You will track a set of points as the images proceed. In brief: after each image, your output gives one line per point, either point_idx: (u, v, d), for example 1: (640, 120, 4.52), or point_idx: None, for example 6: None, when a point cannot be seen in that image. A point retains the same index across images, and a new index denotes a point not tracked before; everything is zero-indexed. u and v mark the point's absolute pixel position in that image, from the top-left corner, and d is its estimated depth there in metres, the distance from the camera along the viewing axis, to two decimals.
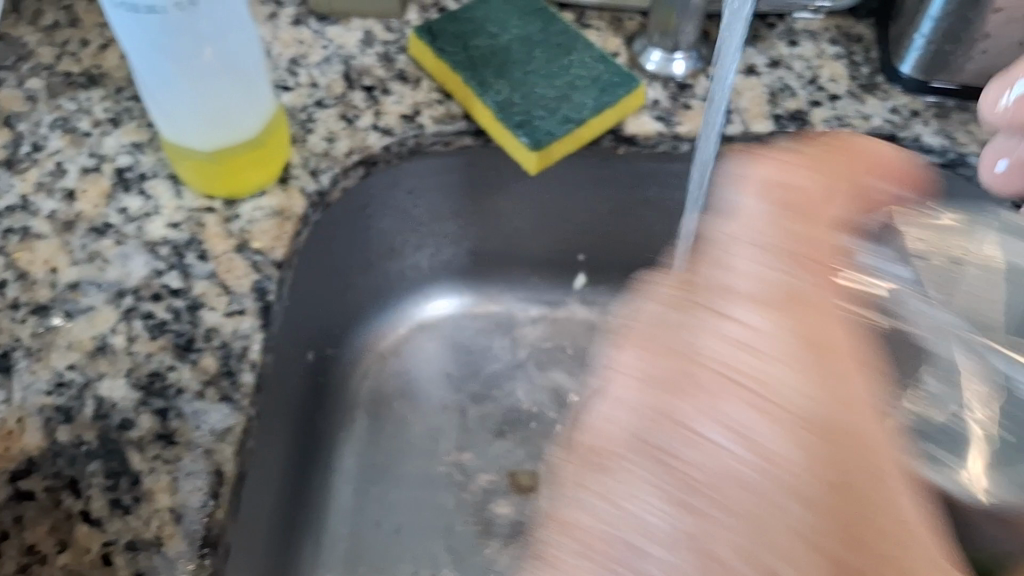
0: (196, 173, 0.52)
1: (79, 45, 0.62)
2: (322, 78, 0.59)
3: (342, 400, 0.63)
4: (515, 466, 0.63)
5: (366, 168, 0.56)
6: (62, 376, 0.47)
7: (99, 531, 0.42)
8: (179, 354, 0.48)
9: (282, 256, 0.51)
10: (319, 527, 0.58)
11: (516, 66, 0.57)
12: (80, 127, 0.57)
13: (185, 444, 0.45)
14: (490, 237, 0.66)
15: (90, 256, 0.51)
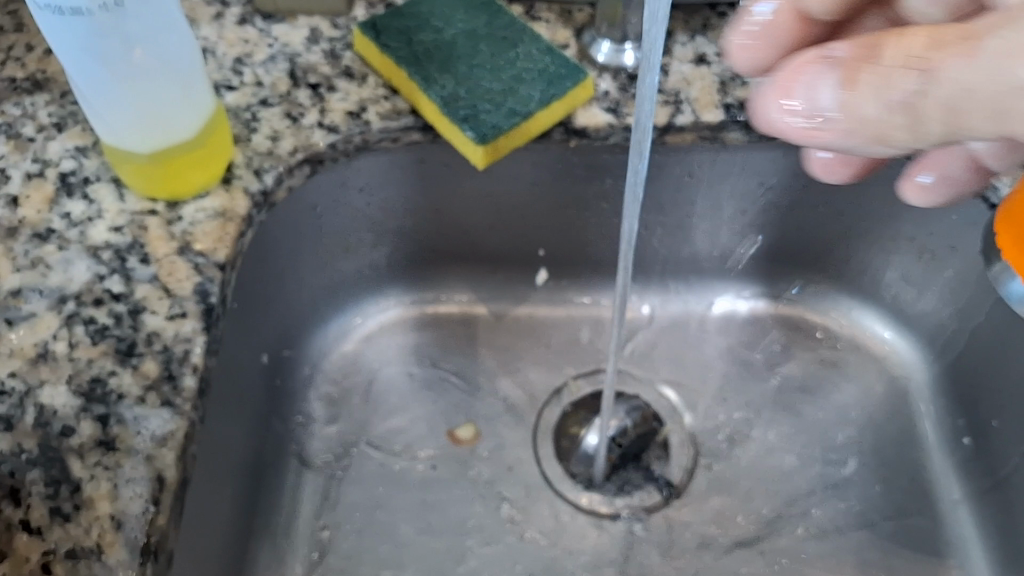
0: (137, 176, 0.52)
1: (24, 49, 0.61)
2: (267, 77, 0.58)
3: (301, 402, 0.63)
4: (465, 430, 0.64)
5: (313, 167, 0.56)
6: (3, 385, 0.46)
7: (40, 540, 0.42)
8: (120, 360, 0.47)
9: (225, 258, 0.51)
10: (277, 531, 0.58)
11: (461, 61, 0.57)
12: (24, 132, 0.57)
13: (125, 450, 0.45)
14: (446, 234, 0.66)
15: (32, 262, 0.51)
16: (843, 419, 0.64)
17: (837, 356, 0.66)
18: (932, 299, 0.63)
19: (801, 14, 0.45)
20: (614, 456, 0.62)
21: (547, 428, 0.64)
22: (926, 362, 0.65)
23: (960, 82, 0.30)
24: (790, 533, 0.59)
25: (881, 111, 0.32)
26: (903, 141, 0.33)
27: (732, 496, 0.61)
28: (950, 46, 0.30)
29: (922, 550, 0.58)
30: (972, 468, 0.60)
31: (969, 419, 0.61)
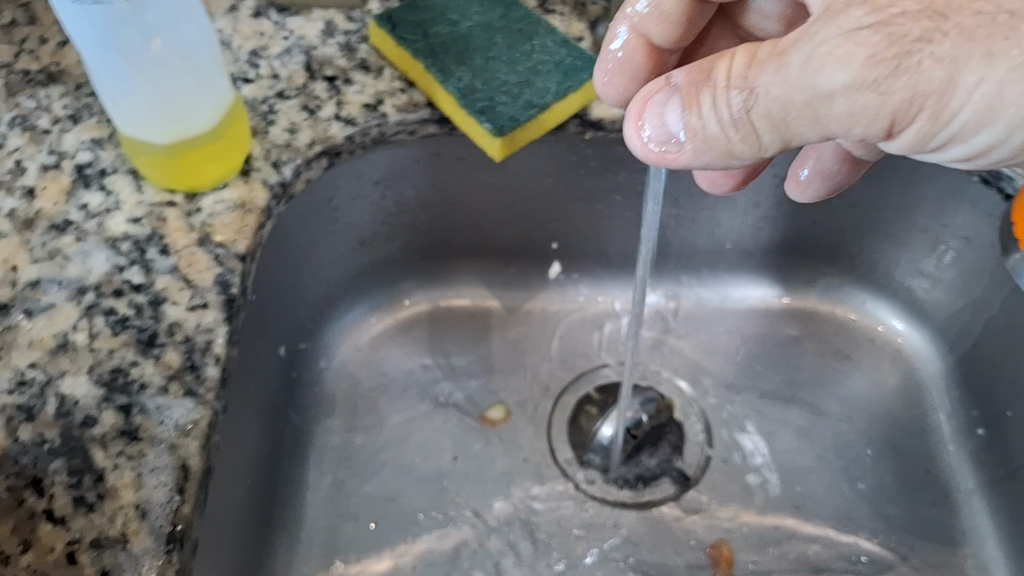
0: (155, 168, 0.52)
1: (38, 42, 0.61)
2: (283, 70, 0.58)
3: (317, 396, 0.64)
4: (496, 411, 0.65)
5: (330, 159, 0.56)
6: (24, 375, 0.46)
7: (63, 529, 0.42)
8: (141, 350, 0.47)
9: (245, 249, 0.51)
10: (294, 522, 0.58)
11: (477, 53, 0.57)
12: (40, 125, 0.57)
13: (148, 440, 0.45)
14: (459, 227, 0.66)
15: (50, 254, 0.51)
16: (857, 412, 0.64)
17: (848, 350, 0.67)
18: (945, 292, 0.64)
19: (651, 46, 0.51)
20: (629, 447, 0.62)
21: (563, 419, 0.64)
22: (938, 353, 0.66)
23: (775, 96, 0.36)
24: (806, 523, 0.59)
25: (719, 127, 0.38)
26: (745, 154, 0.39)
27: (748, 486, 0.61)
28: (764, 64, 0.36)
29: (938, 539, 0.59)
30: (985, 458, 0.61)
31: (983, 408, 0.62)
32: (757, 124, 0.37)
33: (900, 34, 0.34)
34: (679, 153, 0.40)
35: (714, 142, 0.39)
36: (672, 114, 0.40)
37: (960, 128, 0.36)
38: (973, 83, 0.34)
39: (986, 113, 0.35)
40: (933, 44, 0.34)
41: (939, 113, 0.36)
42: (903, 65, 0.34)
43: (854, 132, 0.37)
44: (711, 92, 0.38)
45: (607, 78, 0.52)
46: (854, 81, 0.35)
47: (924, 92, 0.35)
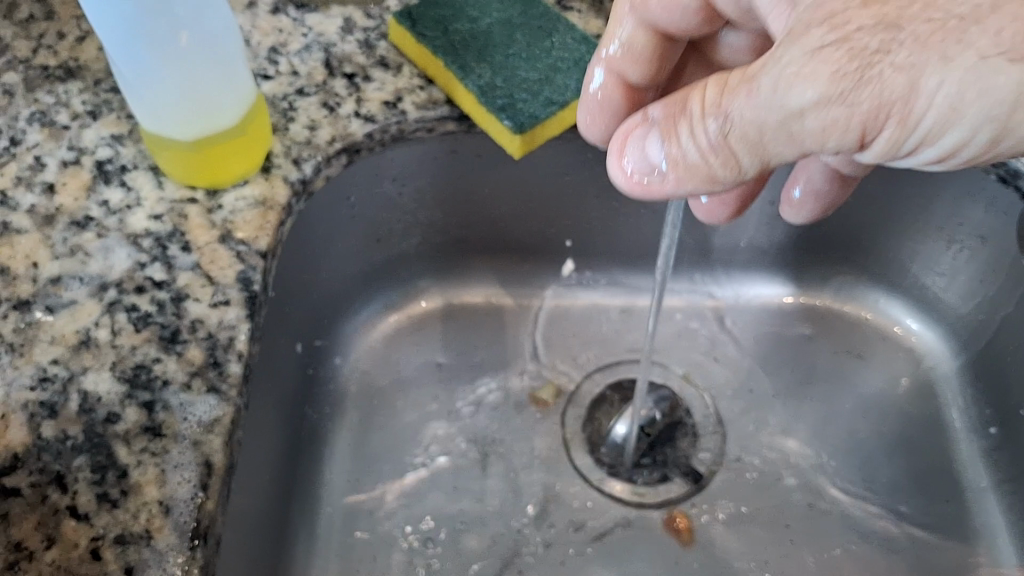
0: (177, 164, 0.52)
1: (56, 38, 0.61)
2: (303, 66, 0.58)
3: (333, 393, 0.64)
4: (547, 391, 0.65)
5: (350, 156, 0.56)
6: (46, 371, 0.46)
7: (87, 525, 0.42)
8: (164, 346, 0.47)
9: (266, 246, 0.51)
10: (310, 518, 0.58)
11: (497, 50, 0.57)
12: (59, 120, 0.56)
13: (172, 436, 0.45)
14: (474, 224, 0.66)
15: (71, 249, 0.51)
16: (871, 411, 0.64)
17: (860, 349, 0.67)
18: (958, 290, 0.64)
19: (627, 84, 0.54)
20: (644, 445, 0.62)
21: (577, 417, 0.64)
22: (952, 352, 0.66)
23: (749, 120, 0.36)
24: (820, 521, 0.59)
25: (698, 155, 0.38)
26: (727, 179, 0.39)
27: (762, 484, 0.61)
28: (734, 90, 0.36)
29: (952, 537, 0.59)
30: (999, 457, 0.61)
31: (997, 406, 0.62)
32: (733, 150, 0.37)
33: (860, 48, 0.34)
34: (662, 182, 0.40)
35: (694, 171, 0.39)
36: (652, 146, 0.40)
37: (930, 134, 0.36)
38: (934, 87, 0.34)
39: (951, 114, 0.35)
40: (892, 54, 0.34)
41: (906, 121, 0.35)
42: (863, 76, 0.34)
43: (828, 146, 0.36)
44: (687, 121, 0.38)
45: (590, 119, 0.53)
46: (819, 95, 0.34)
47: (888, 100, 0.34)
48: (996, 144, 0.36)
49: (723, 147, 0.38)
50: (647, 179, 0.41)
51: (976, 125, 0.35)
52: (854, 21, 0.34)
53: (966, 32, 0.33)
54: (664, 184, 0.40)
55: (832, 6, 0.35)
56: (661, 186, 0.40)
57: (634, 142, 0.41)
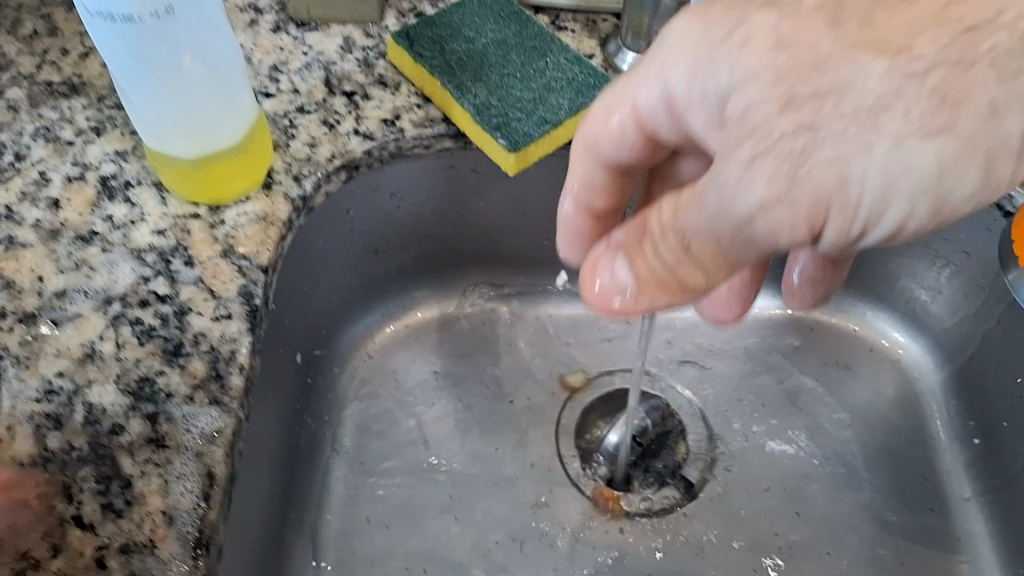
0: (180, 181, 0.53)
1: (60, 54, 0.62)
2: (303, 85, 0.60)
3: (331, 402, 0.65)
4: (577, 376, 0.68)
5: (349, 172, 0.57)
6: (51, 383, 0.47)
7: (92, 535, 0.43)
8: (167, 359, 0.48)
9: (267, 261, 0.52)
10: (308, 525, 0.59)
11: (493, 70, 0.58)
12: (63, 136, 0.58)
13: (175, 448, 0.46)
14: (470, 237, 0.68)
15: (76, 264, 0.52)
16: (857, 423, 0.66)
17: (848, 360, 0.69)
18: (944, 305, 0.65)
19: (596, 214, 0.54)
20: (634, 456, 0.64)
21: (571, 427, 0.66)
22: (937, 365, 0.67)
23: (706, 230, 0.37)
24: (808, 530, 0.61)
25: (667, 266, 0.39)
26: (700, 286, 0.39)
27: (751, 494, 0.62)
28: (689, 207, 0.38)
29: (935, 546, 0.60)
30: (982, 467, 0.62)
31: (980, 419, 0.63)
32: (697, 260, 0.38)
33: (787, 152, 0.35)
34: (636, 301, 0.40)
35: (667, 286, 0.40)
36: (621, 269, 0.41)
37: (874, 217, 0.36)
38: (863, 173, 0.34)
39: (884, 196, 0.35)
40: (818, 150, 0.34)
41: (847, 209, 0.35)
42: (796, 177, 0.35)
43: (783, 245, 0.37)
44: (651, 239, 0.40)
45: (567, 246, 0.56)
46: (762, 199, 0.35)
47: (826, 193, 0.35)
48: (937, 212, 0.36)
49: (687, 260, 0.39)
50: (621, 301, 0.41)
51: (911, 201, 0.35)
52: (776, 129, 0.35)
53: (876, 121, 0.34)
54: (639, 302, 0.40)
55: (754, 120, 0.36)
56: (637, 305, 0.41)
57: (603, 267, 0.42)
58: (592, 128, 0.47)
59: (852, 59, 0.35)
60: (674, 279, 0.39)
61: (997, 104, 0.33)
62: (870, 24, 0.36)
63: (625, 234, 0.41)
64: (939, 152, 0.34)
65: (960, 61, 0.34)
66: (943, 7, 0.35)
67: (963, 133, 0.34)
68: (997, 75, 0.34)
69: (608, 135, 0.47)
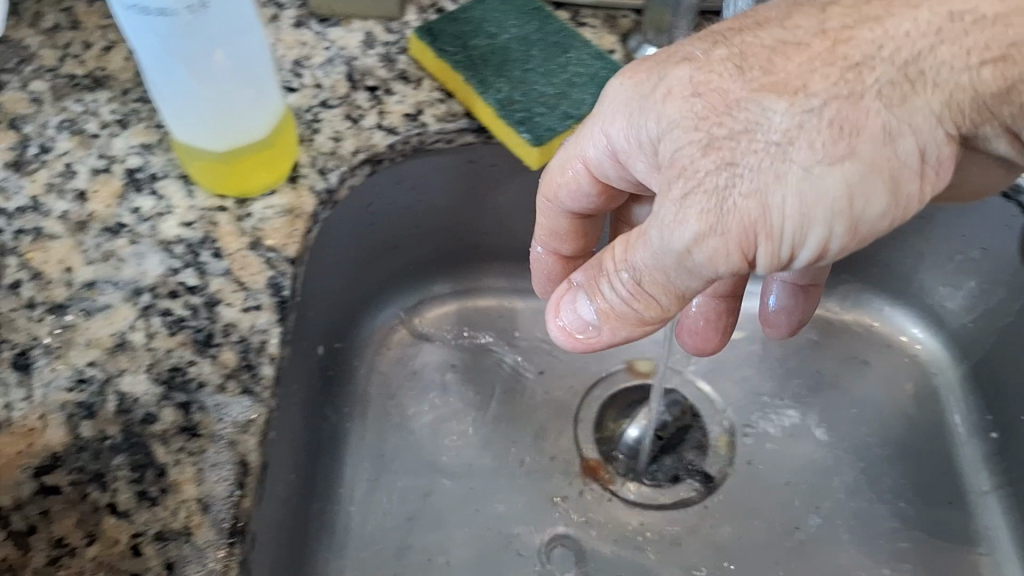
0: (207, 173, 0.53)
1: (82, 47, 0.63)
2: (326, 79, 0.60)
3: (350, 394, 0.65)
4: (643, 363, 0.70)
5: (372, 166, 0.58)
6: (83, 373, 0.48)
7: (128, 522, 0.43)
8: (198, 350, 0.49)
9: (295, 253, 0.53)
10: (332, 517, 0.60)
11: (515, 65, 0.59)
12: (88, 129, 0.58)
13: (208, 436, 0.46)
14: (488, 232, 0.69)
15: (105, 255, 0.52)
16: (871, 418, 0.67)
17: (862, 355, 0.70)
18: (960, 301, 0.66)
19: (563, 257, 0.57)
20: (655, 449, 0.64)
21: (590, 420, 0.67)
22: (952, 361, 0.69)
23: (650, 268, 0.39)
24: (825, 522, 0.62)
25: (622, 302, 0.42)
26: (656, 317, 0.42)
27: (769, 487, 0.63)
28: (633, 245, 0.40)
29: (950, 538, 0.62)
30: (997, 460, 0.63)
31: (997, 413, 0.64)
32: (647, 294, 0.40)
33: (711, 188, 0.36)
34: (600, 334, 0.43)
35: (624, 320, 0.42)
36: (583, 305, 0.44)
37: (801, 242, 0.37)
38: (782, 201, 0.36)
39: (806, 220, 0.36)
40: (740, 182, 0.36)
41: (773, 235, 0.37)
42: (721, 209, 0.36)
43: (721, 272, 0.38)
44: (605, 278, 0.42)
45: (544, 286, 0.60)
46: (694, 233, 0.37)
47: (752, 222, 0.36)
48: (861, 235, 0.37)
49: (638, 295, 0.41)
50: (588, 336, 0.44)
51: (829, 223, 0.36)
52: (701, 168, 0.37)
53: (786, 153, 0.35)
54: (603, 334, 0.43)
55: (681, 161, 0.38)
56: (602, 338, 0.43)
57: (569, 305, 0.45)
58: (551, 182, 0.50)
59: (757, 103, 0.37)
60: (632, 313, 0.42)
61: (891, 129, 0.35)
62: (773, 67, 0.37)
63: (583, 272, 0.44)
64: (847, 177, 0.35)
65: (853, 93, 0.35)
66: (830, 49, 0.37)
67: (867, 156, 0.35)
68: (884, 105, 0.35)
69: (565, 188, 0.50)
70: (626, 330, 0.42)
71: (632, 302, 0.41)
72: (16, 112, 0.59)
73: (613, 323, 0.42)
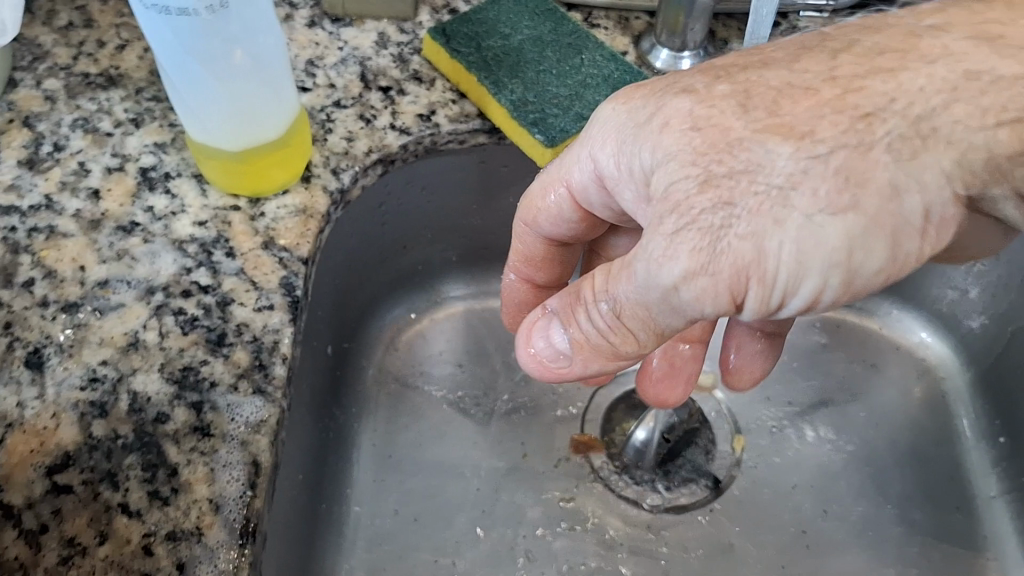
0: (221, 172, 0.53)
1: (96, 46, 0.63)
2: (339, 79, 0.60)
3: (359, 395, 0.65)
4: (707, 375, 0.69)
5: (384, 167, 0.58)
6: (95, 371, 0.48)
7: (139, 522, 0.43)
8: (211, 350, 0.49)
9: (308, 253, 0.53)
10: (340, 517, 0.59)
11: (529, 66, 0.59)
12: (102, 127, 0.58)
13: (220, 436, 0.46)
14: (498, 233, 0.69)
15: (118, 254, 0.52)
16: (882, 422, 0.66)
17: (873, 358, 0.70)
18: (971, 307, 0.66)
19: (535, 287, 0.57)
20: (663, 452, 0.63)
21: (598, 421, 0.66)
22: (961, 366, 0.68)
23: (633, 301, 0.38)
24: (835, 528, 0.61)
25: (600, 335, 0.40)
26: (632, 353, 0.40)
27: (779, 492, 0.63)
28: (617, 276, 0.38)
29: (960, 544, 0.61)
30: (1008, 466, 0.63)
31: (1006, 420, 0.64)
32: (625, 329, 0.39)
33: (707, 226, 0.35)
34: (569, 364, 0.42)
35: (596, 354, 0.41)
36: (557, 332, 0.42)
37: (791, 290, 0.36)
38: (777, 246, 0.35)
39: (805, 266, 0.36)
40: (734, 226, 0.35)
41: (765, 281, 0.36)
42: (715, 249, 0.35)
43: (708, 313, 0.36)
44: (583, 308, 0.40)
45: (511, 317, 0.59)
46: (684, 270, 0.35)
47: (745, 264, 0.35)
48: (853, 289, 0.37)
49: (618, 328, 0.39)
50: (557, 366, 0.42)
51: (826, 273, 0.36)
52: (697, 205, 0.36)
53: (789, 198, 0.35)
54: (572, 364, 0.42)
55: (674, 197, 0.36)
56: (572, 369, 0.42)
57: (541, 332, 0.43)
58: (530, 206, 0.49)
59: (759, 144, 0.36)
60: (608, 346, 0.40)
61: (895, 184, 0.35)
62: (778, 109, 0.37)
63: (558, 301, 0.43)
64: (848, 227, 0.35)
65: (860, 144, 0.36)
66: (839, 96, 0.37)
67: (870, 206, 0.35)
68: (893, 159, 0.36)
69: (546, 213, 0.49)
70: (598, 365, 0.41)
71: (607, 336, 0.40)
72: (29, 110, 0.59)
73: (584, 354, 0.41)
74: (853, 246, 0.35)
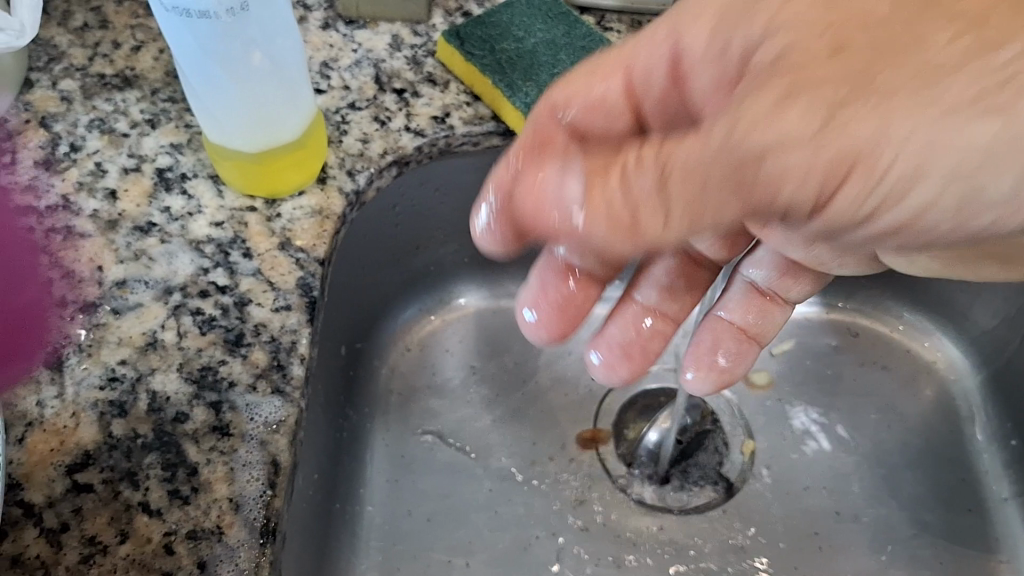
0: (238, 174, 0.54)
1: (112, 47, 0.63)
2: (354, 81, 0.60)
3: (371, 395, 0.66)
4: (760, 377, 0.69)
5: (400, 168, 0.58)
6: (114, 371, 0.48)
7: (160, 521, 0.44)
8: (229, 349, 0.49)
9: (324, 254, 0.53)
10: (354, 517, 0.60)
11: (543, 70, 0.59)
12: (118, 128, 0.58)
13: (239, 436, 0.46)
14: None
15: (136, 254, 0.52)
16: (892, 422, 0.67)
17: (882, 360, 0.70)
18: (981, 310, 0.67)
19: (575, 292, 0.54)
20: (674, 452, 0.64)
21: (610, 422, 0.67)
22: (972, 369, 0.69)
23: (693, 160, 0.31)
24: (847, 528, 0.62)
25: (623, 195, 0.33)
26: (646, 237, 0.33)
27: (791, 493, 0.63)
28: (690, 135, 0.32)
29: (973, 545, 0.62)
30: (1018, 468, 0.64)
31: (1016, 421, 0.65)
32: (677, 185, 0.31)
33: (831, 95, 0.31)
34: (569, 215, 0.33)
35: (607, 209, 0.33)
36: (571, 179, 0.34)
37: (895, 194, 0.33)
38: (901, 138, 0.31)
39: (917, 176, 0.32)
40: (856, 103, 0.31)
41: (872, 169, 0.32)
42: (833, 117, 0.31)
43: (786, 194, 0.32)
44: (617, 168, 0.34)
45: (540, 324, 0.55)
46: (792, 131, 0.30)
47: (858, 148, 0.31)
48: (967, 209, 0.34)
49: (661, 197, 0.32)
50: (550, 204, 0.34)
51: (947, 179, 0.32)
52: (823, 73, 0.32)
53: (940, 80, 0.31)
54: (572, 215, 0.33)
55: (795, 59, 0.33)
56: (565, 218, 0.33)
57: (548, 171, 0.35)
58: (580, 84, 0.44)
59: (917, 21, 0.32)
60: (632, 201, 0.32)
61: None
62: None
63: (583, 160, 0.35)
64: (993, 133, 0.31)
65: None
66: None
67: (982, 145, 0.31)
68: None
69: (592, 96, 0.44)
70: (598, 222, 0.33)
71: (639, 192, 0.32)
72: (46, 110, 0.59)
73: (594, 206, 0.33)
74: (991, 153, 0.31)
